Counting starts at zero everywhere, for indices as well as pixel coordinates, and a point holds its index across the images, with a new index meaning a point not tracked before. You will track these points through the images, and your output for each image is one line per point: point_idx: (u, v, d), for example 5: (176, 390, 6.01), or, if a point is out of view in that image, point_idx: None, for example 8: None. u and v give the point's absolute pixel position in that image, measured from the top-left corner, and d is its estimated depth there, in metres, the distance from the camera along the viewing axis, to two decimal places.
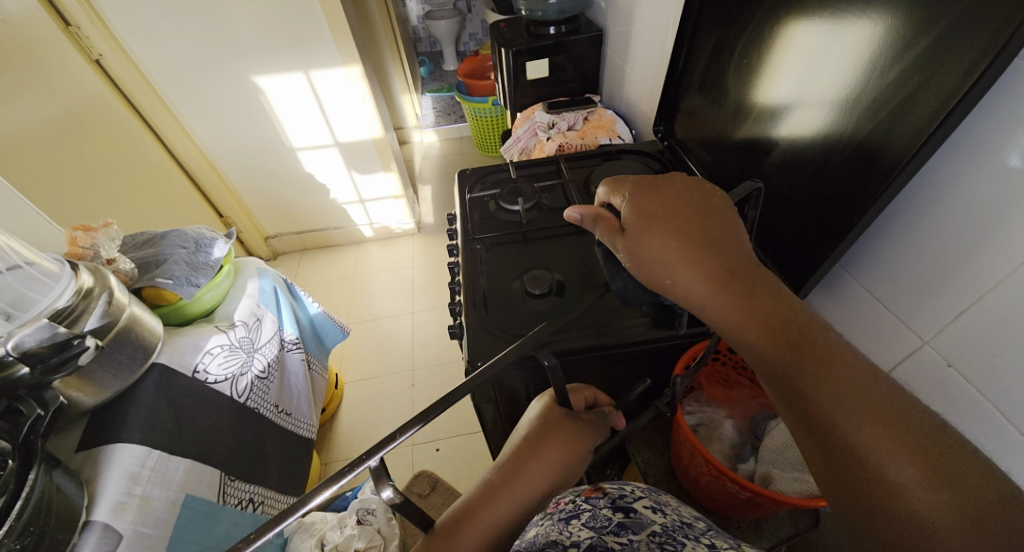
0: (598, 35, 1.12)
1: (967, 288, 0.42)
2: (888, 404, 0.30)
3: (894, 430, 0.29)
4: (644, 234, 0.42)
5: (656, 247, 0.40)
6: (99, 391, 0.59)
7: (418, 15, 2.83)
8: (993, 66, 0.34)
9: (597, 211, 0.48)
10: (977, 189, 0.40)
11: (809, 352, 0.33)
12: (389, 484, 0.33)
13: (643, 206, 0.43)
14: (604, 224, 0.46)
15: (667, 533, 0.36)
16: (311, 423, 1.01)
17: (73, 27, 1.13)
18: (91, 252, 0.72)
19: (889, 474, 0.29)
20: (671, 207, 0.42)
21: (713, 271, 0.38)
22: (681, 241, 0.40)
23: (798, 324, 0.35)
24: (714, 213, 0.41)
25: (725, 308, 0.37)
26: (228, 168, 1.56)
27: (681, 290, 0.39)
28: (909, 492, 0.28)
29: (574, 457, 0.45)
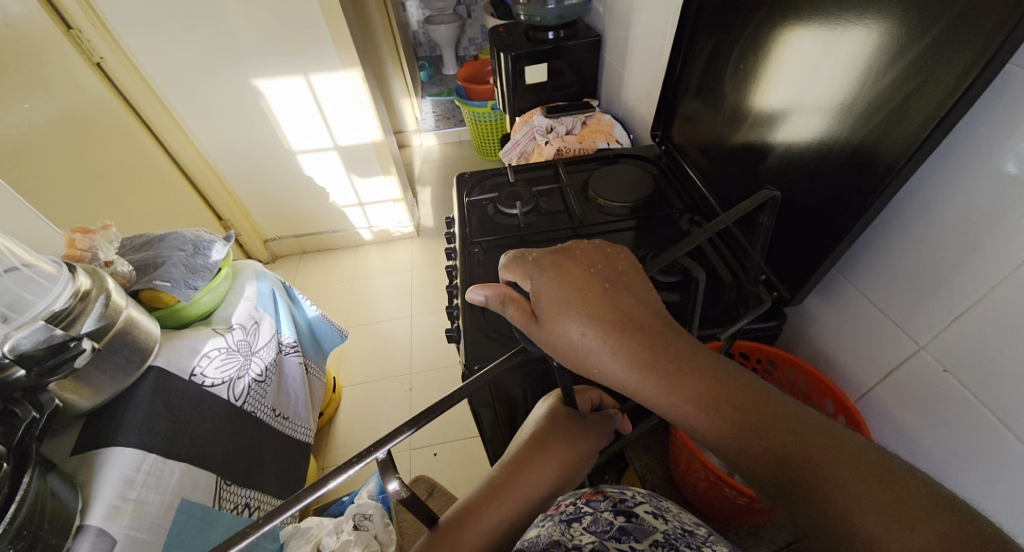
0: (596, 40, 1.13)
1: (962, 292, 0.42)
2: (838, 457, 0.30)
3: (852, 485, 0.28)
4: (558, 319, 0.37)
5: (573, 333, 0.36)
6: (95, 394, 0.59)
7: (419, 20, 2.84)
8: (986, 71, 0.34)
9: (503, 291, 0.41)
10: (972, 194, 0.40)
11: (752, 420, 0.32)
12: (395, 476, 0.33)
13: (550, 281, 0.39)
14: (516, 305, 0.40)
15: (670, 541, 0.35)
16: (309, 427, 1.00)
17: (74, 29, 1.14)
18: (89, 254, 0.72)
19: (865, 538, 0.27)
20: (576, 280, 0.39)
21: (636, 352, 0.35)
22: (603, 316, 0.36)
23: (734, 393, 0.33)
24: (622, 285, 0.39)
25: (662, 389, 0.34)
26: (228, 171, 1.56)
27: (611, 374, 0.35)
28: (890, 549, 0.26)
29: (577, 459, 0.45)
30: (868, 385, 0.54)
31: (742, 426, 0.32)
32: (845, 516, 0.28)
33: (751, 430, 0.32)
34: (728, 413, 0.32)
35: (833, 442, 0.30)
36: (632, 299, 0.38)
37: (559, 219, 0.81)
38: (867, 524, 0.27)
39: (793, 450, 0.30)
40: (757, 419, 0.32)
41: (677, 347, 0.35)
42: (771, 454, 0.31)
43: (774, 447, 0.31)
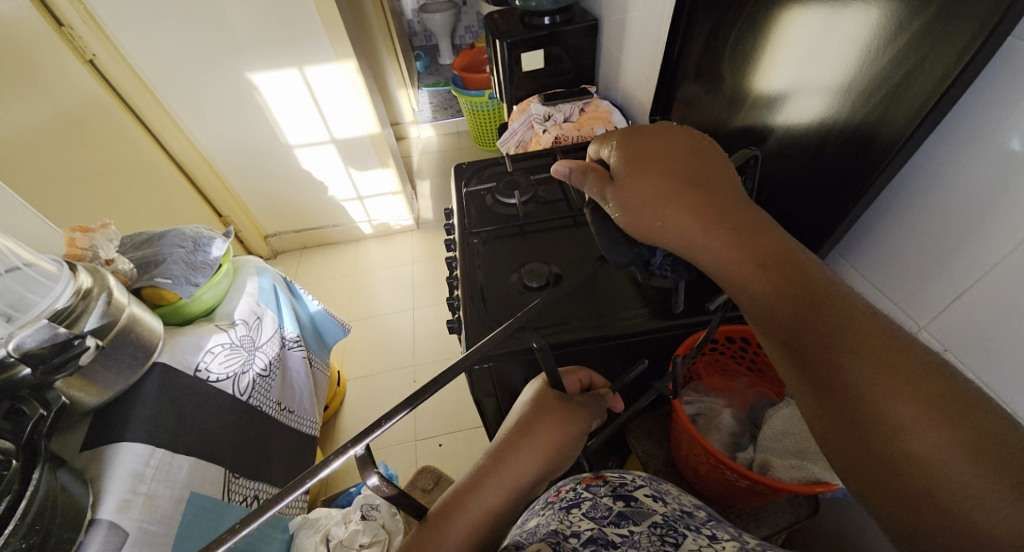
0: (593, 25, 1.11)
1: (962, 271, 0.42)
2: (896, 346, 0.27)
3: (902, 371, 0.26)
4: (629, 176, 0.38)
5: (642, 185, 0.37)
6: (103, 391, 0.60)
7: (413, 10, 2.80)
8: (987, 45, 0.34)
9: (589, 163, 0.42)
10: (971, 172, 0.40)
11: (809, 290, 0.31)
12: (375, 471, 0.33)
13: (630, 144, 0.40)
14: (593, 174, 0.41)
15: (668, 523, 0.36)
16: (314, 421, 1.01)
17: (66, 27, 1.12)
18: (90, 252, 0.72)
19: (895, 419, 0.26)
20: (660, 145, 0.39)
21: (697, 205, 0.35)
22: (670, 178, 0.37)
23: (795, 265, 0.32)
24: (706, 153, 0.39)
25: (713, 248, 0.34)
26: (226, 167, 1.55)
27: (666, 227, 0.36)
28: (913, 435, 0.25)
29: (566, 441, 0.43)
30: None
31: (792, 294, 0.31)
32: (882, 398, 0.26)
33: (803, 298, 0.31)
34: (780, 279, 0.32)
35: (892, 330, 0.28)
36: (712, 163, 0.38)
37: (558, 207, 0.81)
38: (904, 408, 0.26)
39: (843, 327, 0.29)
40: (811, 289, 0.31)
41: (741, 215, 0.34)
42: (817, 326, 0.30)
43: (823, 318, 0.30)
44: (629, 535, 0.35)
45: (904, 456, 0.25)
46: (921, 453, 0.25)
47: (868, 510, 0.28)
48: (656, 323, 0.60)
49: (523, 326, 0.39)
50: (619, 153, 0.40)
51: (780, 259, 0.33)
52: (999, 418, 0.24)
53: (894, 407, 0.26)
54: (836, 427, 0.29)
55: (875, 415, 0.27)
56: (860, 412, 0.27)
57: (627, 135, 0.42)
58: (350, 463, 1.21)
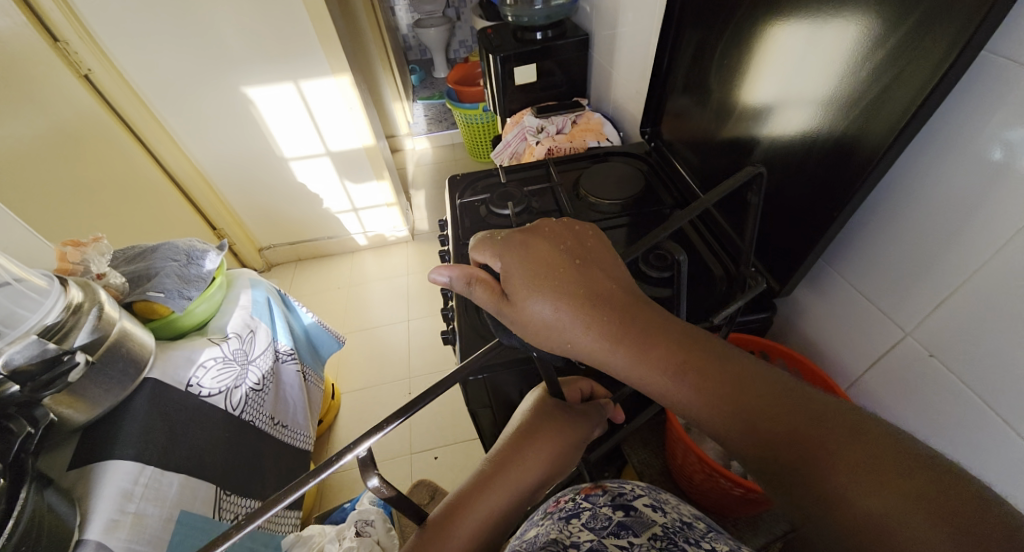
0: (584, 39, 1.13)
1: (946, 277, 0.42)
2: (820, 427, 0.29)
3: (837, 457, 0.28)
4: (529, 296, 0.38)
5: (543, 309, 0.37)
6: (91, 407, 0.59)
7: (408, 24, 2.85)
8: (960, 59, 0.35)
9: (471, 272, 0.40)
10: (950, 182, 0.41)
11: (729, 391, 0.32)
12: (375, 472, 0.34)
13: (517, 263, 0.40)
14: (483, 290, 0.40)
15: (667, 533, 0.36)
16: (308, 435, 1.00)
17: (61, 42, 1.13)
18: (81, 267, 0.72)
19: (856, 508, 0.27)
20: (544, 258, 0.40)
21: (603, 321, 0.36)
22: (572, 292, 0.37)
23: (708, 362, 0.34)
24: (590, 262, 0.40)
25: (632, 364, 0.35)
26: (220, 180, 1.56)
27: (581, 348, 0.36)
28: (860, 507, 0.27)
29: (565, 448, 0.44)
30: (858, 373, 0.55)
31: (720, 394, 0.32)
32: (835, 489, 0.28)
33: (727, 398, 0.32)
34: (703, 383, 0.33)
35: (814, 410, 0.30)
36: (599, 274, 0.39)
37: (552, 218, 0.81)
38: (855, 492, 0.27)
39: (774, 422, 0.31)
40: (731, 386, 0.32)
41: (651, 324, 0.36)
42: (756, 429, 0.31)
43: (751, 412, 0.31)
44: (629, 544, 0.35)
45: (866, 538, 0.26)
46: (871, 525, 0.26)
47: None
48: None
49: (525, 336, 0.40)
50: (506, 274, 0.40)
51: (694, 359, 0.34)
52: (919, 473, 0.26)
53: (848, 492, 0.27)
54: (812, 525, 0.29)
55: (838, 508, 0.28)
56: (823, 509, 0.28)
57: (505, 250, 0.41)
58: (345, 477, 1.19)
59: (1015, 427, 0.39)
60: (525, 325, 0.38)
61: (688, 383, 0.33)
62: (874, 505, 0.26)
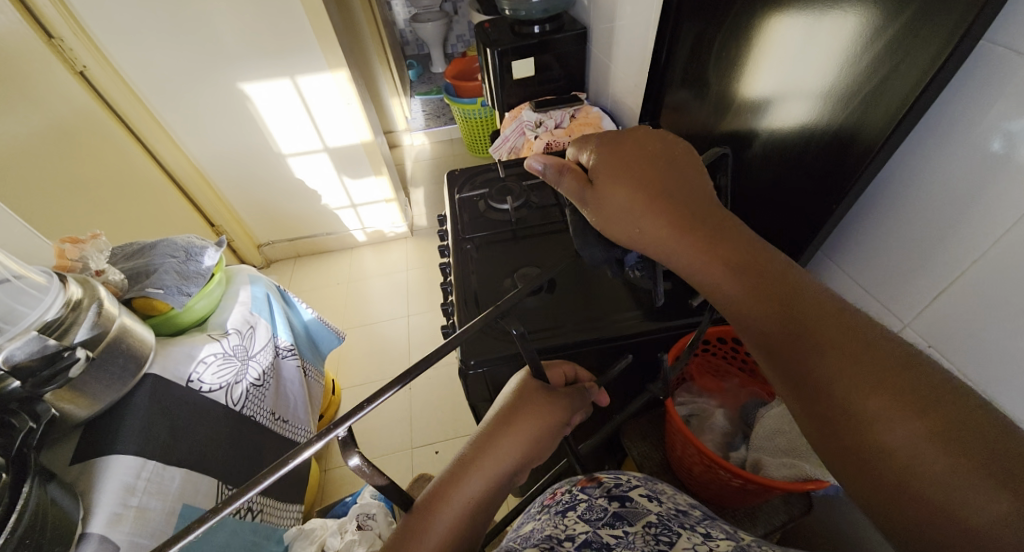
0: (582, 33, 1.13)
1: (945, 268, 0.43)
2: (860, 348, 0.29)
3: (868, 375, 0.28)
4: (612, 187, 0.40)
5: (620, 199, 0.39)
6: (92, 403, 0.59)
7: (405, 19, 2.83)
8: (959, 48, 0.35)
9: (563, 163, 0.43)
10: (948, 173, 0.41)
11: (781, 294, 0.33)
12: (356, 452, 0.33)
13: (602, 160, 0.42)
14: (571, 181, 0.42)
15: (662, 522, 0.36)
16: (309, 430, 1.00)
17: (55, 39, 1.13)
18: (80, 264, 0.72)
19: (876, 426, 0.27)
20: (631, 158, 0.41)
21: (672, 217, 0.37)
22: (651, 192, 0.38)
23: (766, 267, 0.34)
24: (681, 166, 0.40)
25: (694, 260, 0.36)
26: (218, 177, 1.55)
27: (645, 239, 0.38)
28: (886, 427, 0.27)
29: (548, 431, 0.42)
30: None
31: (776, 300, 0.33)
32: (858, 406, 0.28)
33: (782, 304, 0.33)
34: (759, 286, 0.34)
35: (861, 332, 0.30)
36: (686, 178, 0.40)
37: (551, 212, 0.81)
38: (875, 409, 0.27)
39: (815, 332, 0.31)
40: (788, 296, 0.33)
41: (717, 226, 0.36)
42: (796, 335, 0.32)
43: (801, 320, 0.32)
44: (623, 535, 0.35)
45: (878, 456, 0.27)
46: (895, 442, 0.26)
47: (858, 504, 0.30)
48: (648, 324, 0.60)
49: (505, 314, 0.39)
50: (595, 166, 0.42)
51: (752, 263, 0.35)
52: (961, 405, 0.26)
53: (868, 411, 0.28)
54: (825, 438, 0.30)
55: (857, 423, 0.28)
56: (841, 422, 0.29)
57: (602, 146, 0.43)
58: (346, 472, 1.20)
59: (1014, 415, 0.40)
60: (603, 213, 0.40)
61: (746, 285, 0.34)
62: (893, 426, 0.27)
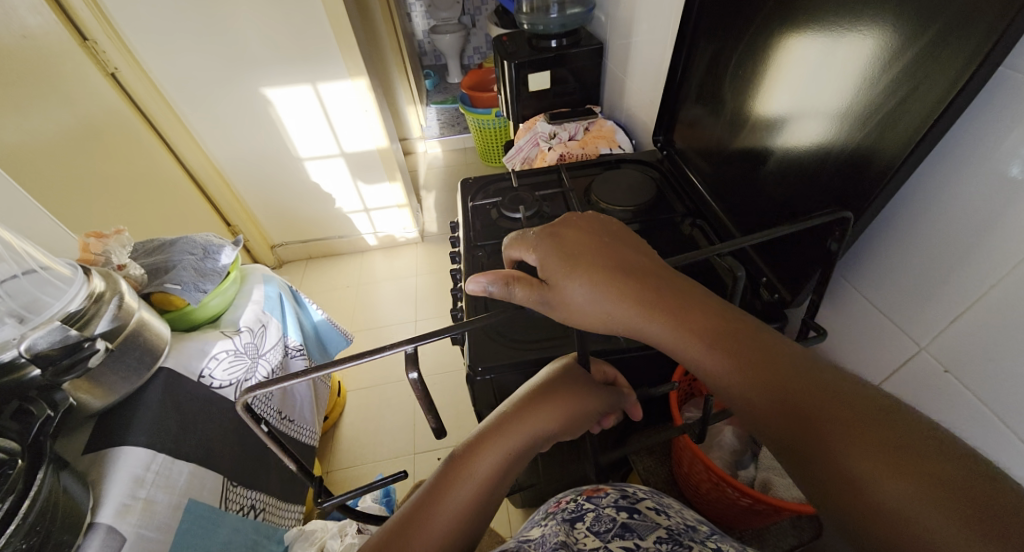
0: (598, 48, 1.14)
1: (963, 291, 0.42)
2: (841, 406, 0.31)
3: (854, 434, 0.29)
4: (566, 280, 0.40)
5: (580, 287, 0.39)
6: (107, 393, 0.60)
7: (424, 30, 2.89)
8: (978, 74, 0.35)
9: (504, 275, 0.40)
10: (967, 196, 0.41)
11: (755, 361, 0.35)
12: (416, 370, 0.36)
13: (548, 254, 0.42)
14: (522, 291, 0.40)
15: (674, 536, 0.37)
16: (314, 431, 1.01)
17: (90, 41, 1.17)
18: (102, 258, 0.74)
19: (871, 487, 0.28)
20: (579, 243, 0.42)
21: (637, 293, 0.38)
22: (612, 273, 0.39)
23: (735, 335, 0.36)
24: (626, 245, 0.43)
25: (668, 334, 0.37)
26: (236, 178, 1.58)
27: (618, 320, 0.39)
28: (882, 492, 0.28)
29: (575, 412, 0.45)
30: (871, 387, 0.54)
31: (750, 367, 0.34)
32: (850, 468, 0.29)
33: (761, 376, 0.34)
34: (735, 355, 0.35)
35: (838, 390, 0.32)
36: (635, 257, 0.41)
37: None
38: (866, 471, 0.28)
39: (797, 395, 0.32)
40: (768, 364, 0.34)
41: (682, 298, 0.38)
42: (778, 400, 0.33)
43: (783, 390, 0.33)
44: (636, 546, 0.36)
45: (880, 519, 0.28)
46: (895, 504, 0.27)
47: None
48: None
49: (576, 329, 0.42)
50: (543, 264, 0.41)
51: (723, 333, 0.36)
52: (947, 458, 0.27)
53: (862, 473, 0.29)
54: (823, 501, 0.31)
55: (852, 485, 0.29)
56: (836, 485, 0.30)
57: (539, 240, 0.43)
58: (349, 474, 1.20)
59: None
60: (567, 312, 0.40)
61: (726, 358, 0.35)
62: (885, 485, 0.28)
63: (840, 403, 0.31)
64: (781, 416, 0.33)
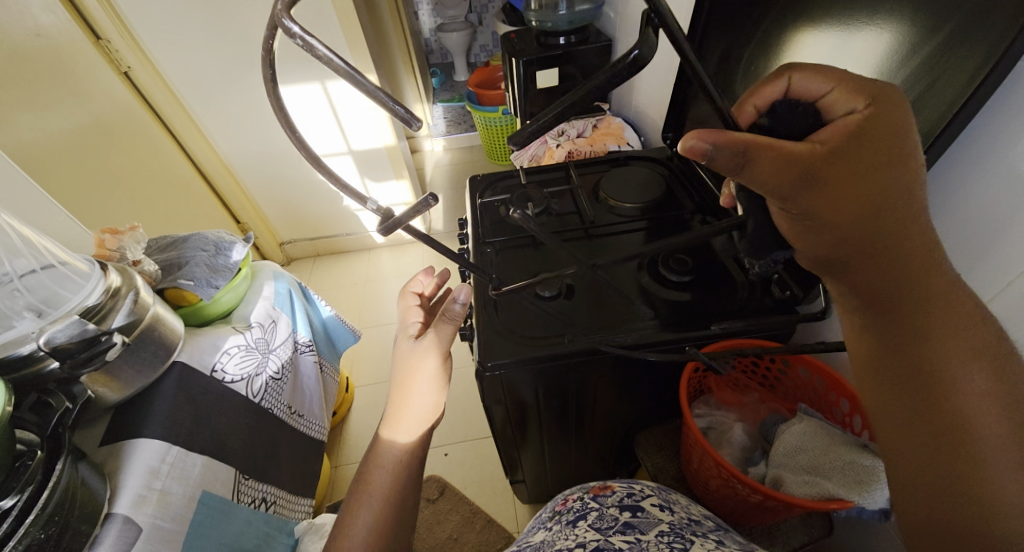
0: (607, 45, 1.14)
1: (989, 279, 0.43)
2: (999, 395, 0.34)
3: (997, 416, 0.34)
4: (818, 178, 0.35)
5: (814, 199, 0.36)
6: (123, 387, 0.61)
7: (431, 28, 2.89)
8: (993, 74, 0.35)
9: (743, 141, 0.35)
10: (987, 189, 0.42)
11: (946, 326, 0.36)
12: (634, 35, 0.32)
13: (833, 136, 0.35)
14: (762, 159, 0.35)
15: (673, 529, 0.42)
16: (322, 426, 1.01)
17: (103, 40, 1.19)
18: (117, 253, 0.75)
19: (984, 455, 0.33)
20: (873, 149, 0.34)
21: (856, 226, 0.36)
22: (853, 205, 0.35)
23: (935, 294, 0.36)
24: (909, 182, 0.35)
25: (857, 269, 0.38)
26: (245, 175, 1.60)
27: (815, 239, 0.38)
28: (993, 467, 0.33)
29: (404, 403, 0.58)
30: None
31: (939, 328, 0.36)
32: (976, 435, 0.34)
33: (939, 342, 0.36)
34: (925, 312, 0.36)
35: (1007, 383, 0.34)
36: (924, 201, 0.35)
37: (570, 220, 0.82)
38: (988, 443, 0.33)
39: (967, 366, 0.35)
40: (960, 334, 0.36)
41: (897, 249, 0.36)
42: (940, 360, 0.36)
43: (955, 365, 0.35)
44: (636, 540, 0.41)
45: (970, 475, 0.34)
46: (994, 472, 0.33)
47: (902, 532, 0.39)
48: (669, 333, 0.60)
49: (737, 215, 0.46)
50: (832, 134, 0.35)
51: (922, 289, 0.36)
52: None
53: (983, 443, 0.34)
54: (917, 436, 0.37)
55: (964, 445, 0.34)
56: (946, 437, 0.35)
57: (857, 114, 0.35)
58: None
59: None
60: (791, 203, 0.37)
61: (911, 310, 0.37)
62: (998, 460, 0.33)
63: (1006, 396, 0.34)
64: (945, 403, 0.35)
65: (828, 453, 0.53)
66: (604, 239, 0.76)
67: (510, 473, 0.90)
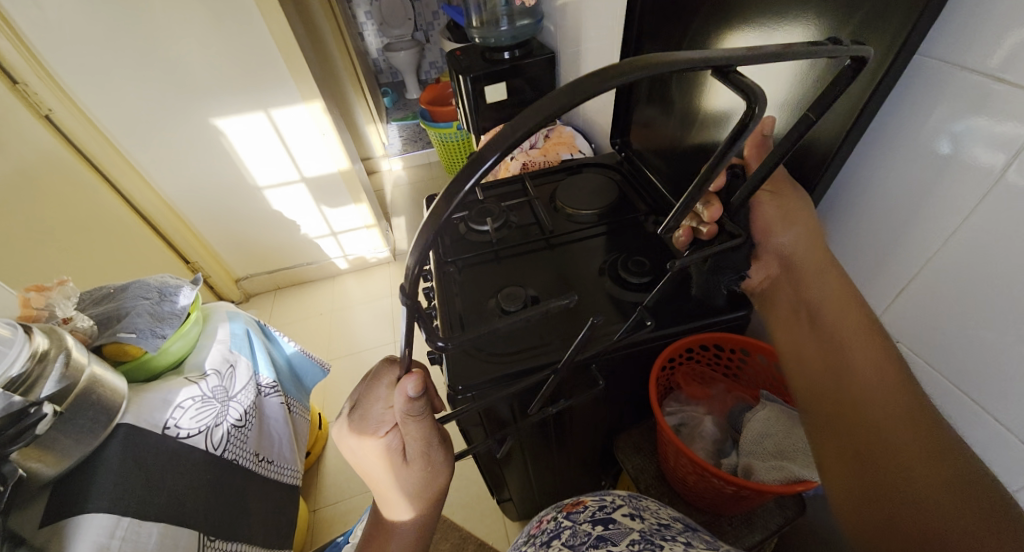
0: (551, 57, 1.16)
1: (907, 263, 0.46)
2: (894, 386, 0.40)
3: (891, 403, 0.39)
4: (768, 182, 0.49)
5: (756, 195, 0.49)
6: (61, 459, 0.56)
7: (378, 49, 2.87)
8: (895, 65, 0.38)
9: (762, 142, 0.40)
10: (901, 176, 0.44)
11: (849, 332, 0.44)
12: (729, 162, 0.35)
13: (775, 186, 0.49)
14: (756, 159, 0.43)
15: (643, 536, 0.42)
16: (296, 468, 0.96)
17: (20, 84, 1.12)
18: (46, 312, 0.69)
19: (882, 435, 0.38)
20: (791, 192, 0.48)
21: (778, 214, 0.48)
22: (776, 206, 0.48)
23: (843, 310, 0.45)
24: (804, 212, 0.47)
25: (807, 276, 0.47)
26: (191, 213, 1.52)
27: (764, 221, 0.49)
28: (890, 448, 0.38)
29: (417, 503, 0.47)
30: None
31: (847, 334, 0.44)
32: (874, 419, 0.39)
33: (843, 343, 0.43)
34: (835, 324, 0.45)
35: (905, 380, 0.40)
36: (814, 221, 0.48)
37: (531, 231, 0.82)
38: (885, 425, 0.38)
39: (865, 362, 0.42)
40: (861, 338, 0.43)
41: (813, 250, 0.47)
42: (845, 360, 0.43)
43: (856, 362, 0.42)
44: None
45: (872, 453, 0.38)
46: (891, 450, 0.37)
47: (839, 522, 0.40)
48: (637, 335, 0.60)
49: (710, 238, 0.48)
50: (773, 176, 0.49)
51: (838, 306, 0.45)
52: (957, 453, 0.35)
53: (880, 425, 0.39)
54: (833, 423, 0.43)
55: (865, 428, 0.40)
56: (853, 423, 0.41)
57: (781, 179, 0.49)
58: (338, 509, 1.16)
59: (978, 405, 0.42)
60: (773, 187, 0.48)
61: (830, 322, 0.45)
62: (892, 437, 0.38)
63: (900, 388, 0.39)
64: (849, 392, 0.42)
65: (791, 436, 0.55)
66: (565, 247, 0.77)
67: (496, 492, 0.89)
